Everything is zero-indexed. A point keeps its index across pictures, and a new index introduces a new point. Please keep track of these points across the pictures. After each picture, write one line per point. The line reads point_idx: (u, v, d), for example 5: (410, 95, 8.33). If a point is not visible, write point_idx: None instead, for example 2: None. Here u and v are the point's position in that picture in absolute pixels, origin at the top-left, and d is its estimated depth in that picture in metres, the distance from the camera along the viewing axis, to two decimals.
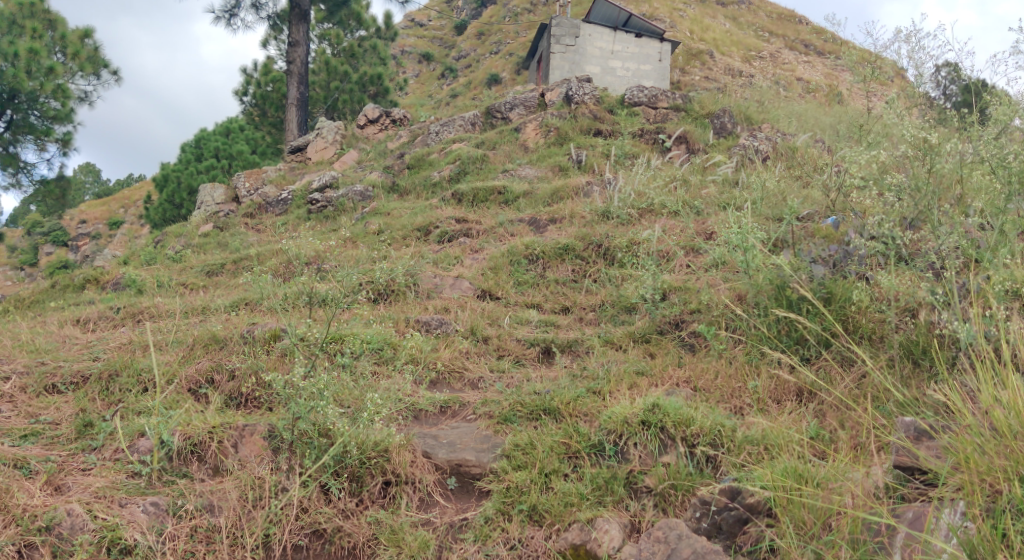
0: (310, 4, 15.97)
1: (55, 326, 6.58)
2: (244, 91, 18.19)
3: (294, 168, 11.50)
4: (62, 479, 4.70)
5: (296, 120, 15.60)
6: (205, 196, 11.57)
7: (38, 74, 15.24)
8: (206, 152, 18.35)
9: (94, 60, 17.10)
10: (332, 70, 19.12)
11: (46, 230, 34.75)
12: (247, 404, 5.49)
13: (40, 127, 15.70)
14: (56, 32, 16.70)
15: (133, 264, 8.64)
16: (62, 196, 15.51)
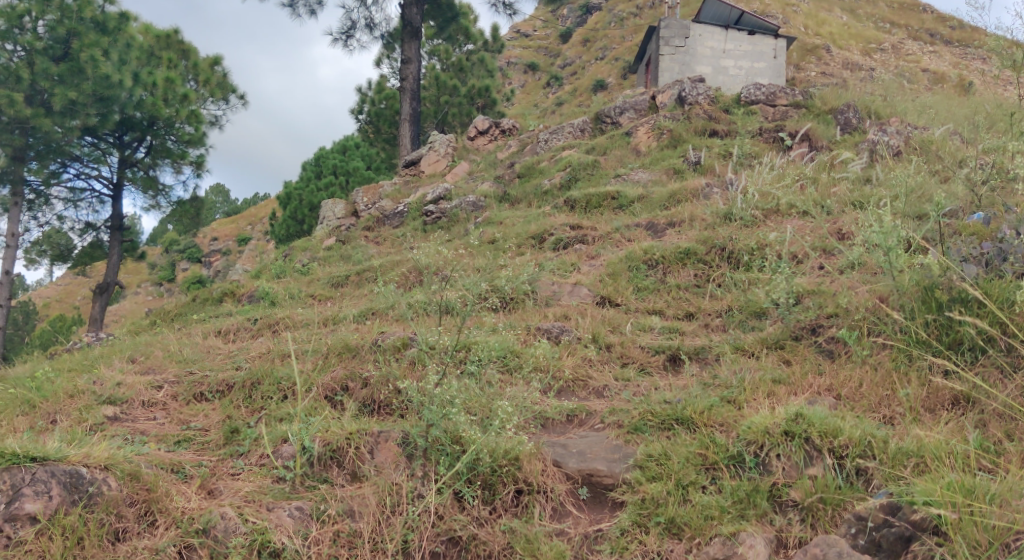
0: (420, 22, 16.34)
1: (199, 336, 6.92)
2: (360, 109, 18.78)
3: (409, 182, 11.75)
4: (214, 484, 4.92)
5: (409, 135, 15.96)
6: (324, 210, 11.77)
7: (174, 101, 16.21)
8: (324, 170, 18.69)
9: (224, 85, 18.16)
10: (442, 84, 19.44)
11: (183, 247, 37.35)
12: (380, 411, 5.60)
13: (176, 150, 16.61)
14: (189, 61, 17.86)
15: (265, 277, 9.00)
16: (196, 215, 16.44)
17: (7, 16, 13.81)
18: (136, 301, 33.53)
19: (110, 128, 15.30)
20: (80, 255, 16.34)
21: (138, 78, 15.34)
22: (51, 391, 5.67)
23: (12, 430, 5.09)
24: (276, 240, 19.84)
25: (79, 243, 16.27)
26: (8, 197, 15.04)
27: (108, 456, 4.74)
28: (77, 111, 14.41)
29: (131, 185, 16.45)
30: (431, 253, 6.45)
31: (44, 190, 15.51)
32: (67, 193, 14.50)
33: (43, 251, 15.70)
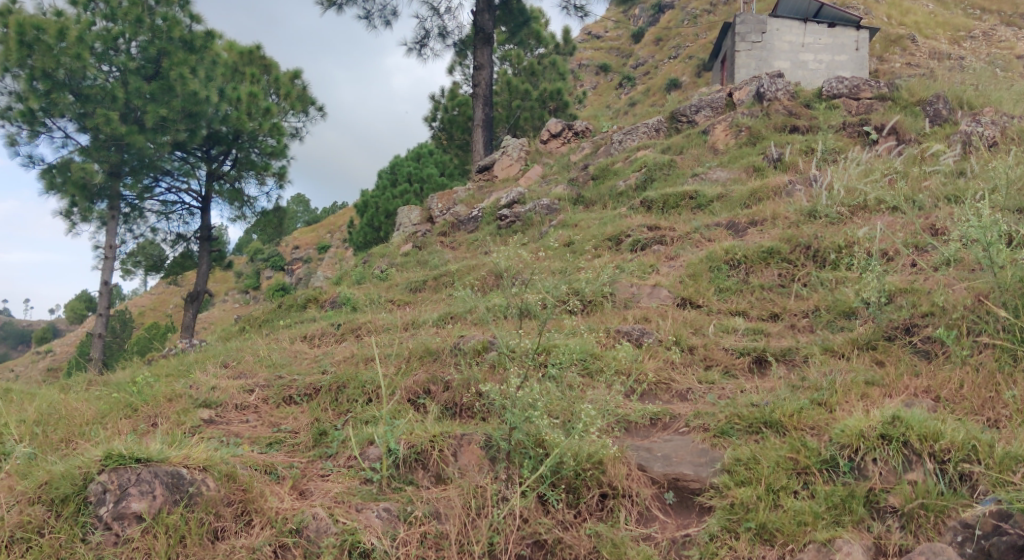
0: (492, 27, 16.35)
1: (286, 341, 7.12)
2: (433, 117, 19.05)
3: (483, 187, 11.84)
4: (305, 485, 5.06)
5: (482, 141, 16.08)
6: (400, 217, 11.90)
7: (257, 114, 16.64)
8: (398, 177, 19.16)
9: (303, 98, 18.65)
10: (513, 89, 19.48)
11: (267, 256, 38.59)
12: (462, 414, 5.64)
13: (260, 163, 17.12)
14: (270, 75, 18.44)
15: (346, 284, 9.21)
16: (279, 225, 16.94)
17: (104, 39, 14.32)
18: (224, 309, 34.82)
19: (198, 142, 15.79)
20: (172, 265, 17.04)
21: (223, 93, 15.88)
22: (152, 394, 5.93)
23: (118, 432, 5.35)
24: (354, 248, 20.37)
25: (171, 253, 16.98)
26: (106, 211, 15.53)
27: (206, 457, 4.92)
28: (168, 127, 14.97)
29: (218, 197, 17.08)
30: (510, 256, 6.47)
31: (138, 204, 16.21)
32: (159, 206, 15.18)
33: (138, 262, 16.44)
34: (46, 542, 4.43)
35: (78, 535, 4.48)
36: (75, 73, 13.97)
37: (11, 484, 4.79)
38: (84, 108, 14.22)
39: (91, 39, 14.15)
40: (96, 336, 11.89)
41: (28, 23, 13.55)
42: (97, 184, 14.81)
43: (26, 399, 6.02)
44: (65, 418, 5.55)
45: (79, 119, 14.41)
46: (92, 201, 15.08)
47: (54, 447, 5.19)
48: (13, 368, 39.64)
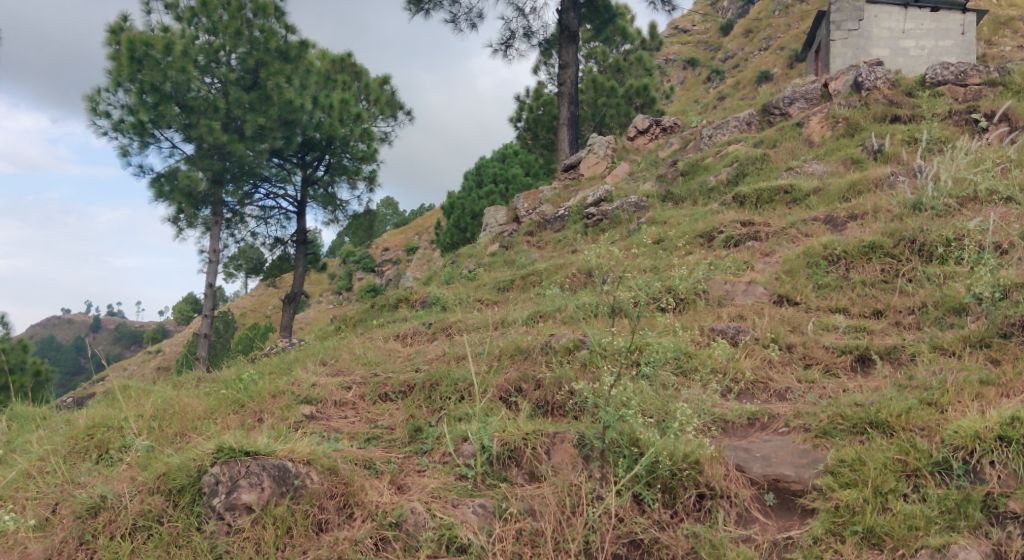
0: (578, 26, 16.21)
1: (380, 340, 7.31)
2: (518, 118, 19.27)
3: (569, 186, 11.84)
4: (402, 480, 5.18)
5: (567, 139, 16.12)
6: (487, 218, 12.04)
7: (349, 121, 16.96)
8: (485, 178, 19.30)
9: (392, 103, 19.12)
10: (599, 87, 19.17)
11: (359, 258, 39.64)
12: (554, 413, 5.64)
13: (351, 167, 17.43)
14: (361, 82, 18.89)
15: (436, 284, 9.37)
16: (370, 228, 17.27)
17: (205, 52, 14.83)
18: (319, 310, 35.96)
19: (294, 150, 16.36)
20: (270, 268, 17.66)
21: (317, 101, 16.28)
22: (257, 391, 6.20)
23: (226, 427, 5.61)
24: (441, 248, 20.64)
25: (269, 256, 17.63)
26: (210, 217, 16.22)
27: (310, 451, 5.12)
28: (265, 136, 15.54)
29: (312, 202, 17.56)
30: (603, 254, 6.42)
31: (239, 210, 16.88)
32: (258, 211, 15.80)
33: (239, 265, 17.15)
34: (165, 530, 4.69)
35: (194, 524, 4.71)
36: (181, 86, 14.51)
37: (133, 474, 5.07)
38: (189, 118, 14.85)
39: (194, 53, 14.68)
40: (202, 336, 12.37)
41: (138, 40, 14.13)
42: (201, 192, 15.40)
43: (141, 395, 6.37)
44: (179, 413, 5.85)
45: (184, 129, 15.05)
46: (197, 207, 15.78)
47: (169, 440, 5.50)
48: (129, 365, 42.10)
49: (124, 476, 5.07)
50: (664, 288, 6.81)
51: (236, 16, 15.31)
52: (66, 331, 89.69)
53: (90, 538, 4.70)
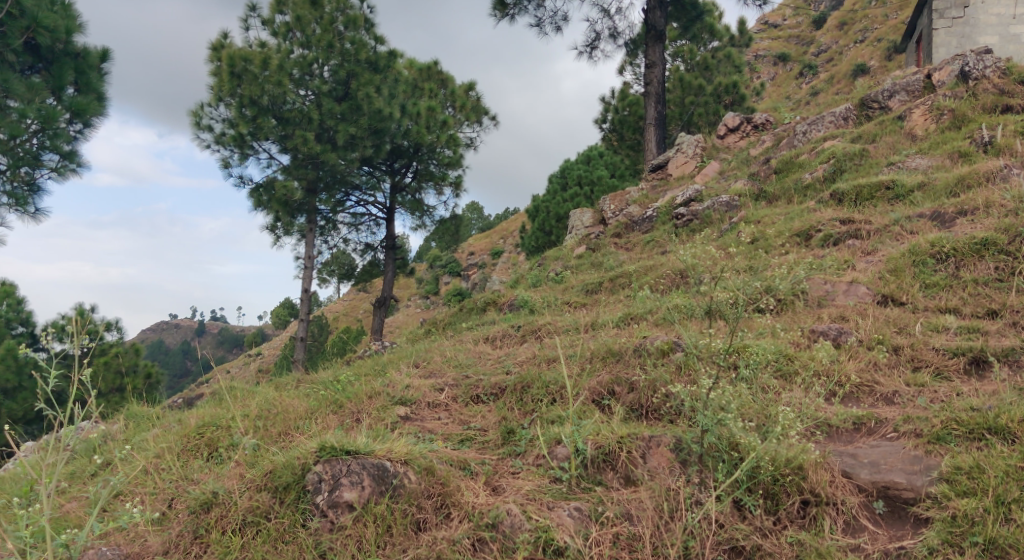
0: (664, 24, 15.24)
1: (470, 343, 7.37)
2: (603, 118, 19.03)
3: (656, 187, 11.70)
4: (497, 481, 5.21)
5: (654, 140, 14.97)
6: (573, 220, 12.03)
7: (436, 128, 16.23)
8: (569, 181, 19.21)
9: (477, 108, 18.49)
10: (686, 85, 18.21)
11: (446, 263, 40.11)
12: (649, 416, 5.58)
13: (438, 174, 16.79)
14: (447, 89, 18.24)
15: (523, 287, 9.42)
16: (456, 232, 17.40)
17: (300, 64, 14.28)
18: (407, 313, 36.56)
19: (383, 158, 15.82)
20: (361, 273, 17.60)
21: (404, 109, 15.64)
22: (354, 392, 6.36)
23: (327, 427, 5.79)
24: (527, 251, 20.89)
25: (360, 262, 17.55)
26: (306, 224, 15.81)
27: (407, 451, 5.20)
28: (356, 145, 14.96)
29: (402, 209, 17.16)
30: (699, 254, 6.31)
31: (331, 217, 16.60)
32: (350, 218, 16.24)
33: (332, 271, 17.21)
34: (273, 526, 4.85)
35: (299, 521, 4.86)
36: (277, 99, 14.09)
37: (241, 472, 5.28)
38: (285, 130, 14.32)
39: (289, 66, 14.18)
40: (298, 339, 12.75)
41: (237, 55, 13.78)
42: (297, 200, 14.98)
43: (244, 397, 6.62)
44: (282, 412, 6.07)
45: (281, 141, 14.53)
46: (293, 215, 15.36)
47: (273, 439, 5.70)
48: (231, 367, 43.91)
49: (233, 473, 5.29)
50: (762, 288, 6.64)
51: (329, 28, 14.58)
52: (169, 337, 94.38)
53: (203, 533, 4.92)
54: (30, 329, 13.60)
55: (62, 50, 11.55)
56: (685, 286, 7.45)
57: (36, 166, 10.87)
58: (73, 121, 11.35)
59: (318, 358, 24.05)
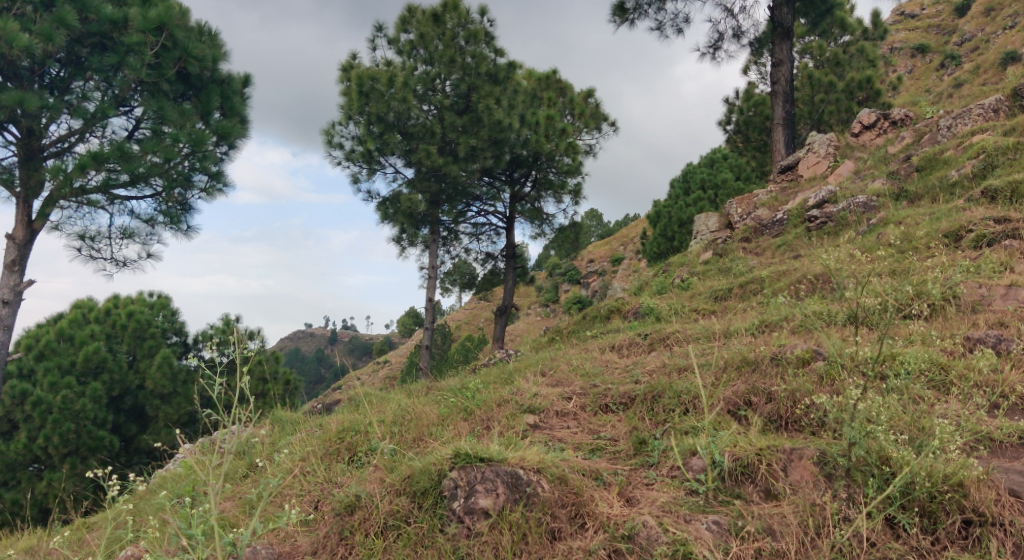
0: (791, 21, 14.55)
1: (596, 351, 7.34)
2: (728, 121, 18.69)
3: (786, 189, 11.30)
4: (631, 492, 5.15)
5: (783, 140, 14.21)
6: (697, 225, 11.85)
7: (555, 136, 15.76)
8: (692, 185, 18.91)
9: (596, 114, 17.96)
10: (816, 82, 17.54)
11: (565, 270, 40.06)
12: (789, 428, 5.39)
13: (557, 182, 16.22)
14: (566, 97, 18.02)
15: (647, 294, 9.31)
16: (575, 240, 17.14)
17: (423, 81, 14.67)
18: (528, 322, 36.78)
19: (503, 168, 15.58)
20: (482, 282, 17.58)
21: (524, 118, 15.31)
22: (483, 400, 6.45)
23: (459, 434, 5.91)
24: (648, 258, 20.44)
25: (482, 270, 17.61)
26: (429, 235, 16.05)
27: (539, 459, 5.22)
28: (477, 156, 14.89)
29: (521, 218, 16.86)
30: (839, 258, 6.06)
31: (454, 227, 16.82)
32: (471, 228, 16.52)
33: (454, 280, 17.42)
34: (413, 529, 4.98)
35: (438, 525, 4.97)
36: (402, 115, 14.49)
37: (381, 476, 5.46)
38: (409, 145, 14.74)
39: (414, 82, 14.62)
40: (423, 346, 13.08)
41: (365, 74, 14.41)
42: (421, 212, 15.34)
43: (378, 403, 6.85)
44: (416, 419, 6.24)
45: (406, 155, 14.99)
46: (417, 227, 15.75)
47: (409, 445, 5.87)
48: (362, 373, 45.74)
49: (373, 476, 5.47)
50: (912, 293, 6.31)
51: (450, 44, 14.88)
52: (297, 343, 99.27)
53: (348, 535, 5.10)
54: (183, 338, 14.51)
55: (210, 78, 12.25)
56: (825, 291, 7.15)
57: (188, 187, 11.68)
58: (219, 143, 12.06)
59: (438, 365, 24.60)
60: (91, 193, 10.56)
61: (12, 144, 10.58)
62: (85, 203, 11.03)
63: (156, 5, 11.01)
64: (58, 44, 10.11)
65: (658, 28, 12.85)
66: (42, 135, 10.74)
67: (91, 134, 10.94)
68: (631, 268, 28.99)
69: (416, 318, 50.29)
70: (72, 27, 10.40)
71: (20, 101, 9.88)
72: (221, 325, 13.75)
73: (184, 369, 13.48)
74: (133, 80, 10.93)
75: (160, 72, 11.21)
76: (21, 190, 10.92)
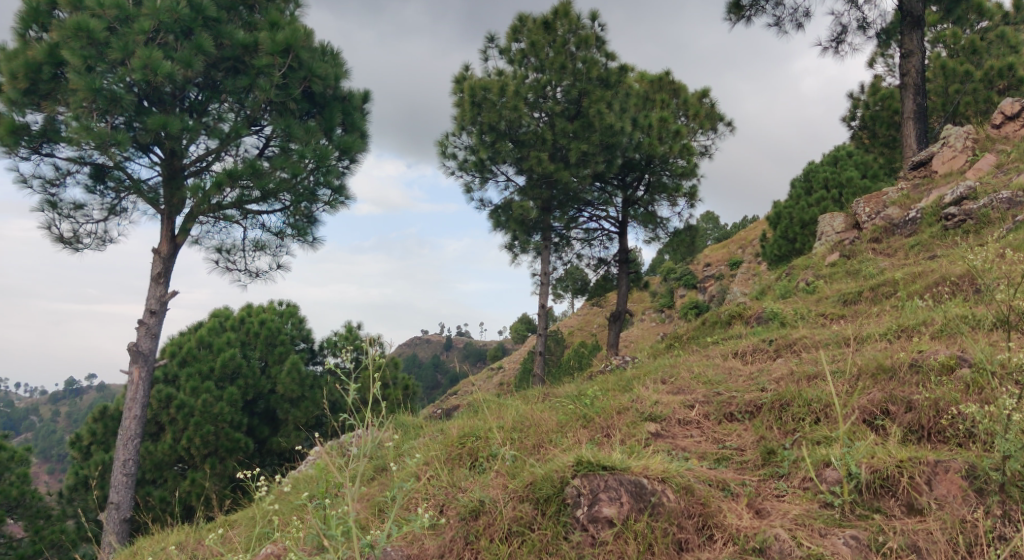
0: (922, 8, 13.74)
1: (718, 358, 7.16)
2: (852, 116, 17.87)
3: (918, 185, 10.71)
4: (761, 504, 4.98)
5: (915, 133, 13.49)
6: (821, 225, 11.39)
7: (669, 138, 15.30)
8: (814, 184, 18.46)
9: (712, 114, 17.56)
10: (950, 73, 16.56)
11: (678, 274, 39.26)
12: (932, 439, 5.12)
13: (671, 184, 15.71)
14: (680, 98, 17.74)
15: (771, 299, 9.07)
16: (692, 243, 16.73)
17: (534, 89, 14.80)
18: (642, 328, 36.25)
19: (615, 172, 15.22)
20: (595, 287, 17.46)
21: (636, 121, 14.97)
22: (602, 407, 6.41)
23: (579, 441, 5.89)
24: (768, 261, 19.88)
25: (594, 276, 17.51)
26: (541, 242, 16.05)
27: (664, 469, 5.12)
28: (589, 161, 14.79)
29: (634, 222, 16.45)
30: (991, 259, 5.71)
31: (566, 234, 16.70)
32: (583, 234, 16.49)
33: (566, 286, 17.38)
34: (537, 537, 4.98)
35: (562, 533, 4.95)
36: (514, 123, 14.69)
37: (504, 482, 5.51)
38: (520, 153, 14.91)
39: (525, 91, 14.79)
40: (538, 353, 13.07)
41: (478, 85, 14.70)
42: (532, 219, 15.48)
43: (497, 409, 6.96)
44: (535, 425, 6.27)
45: (517, 162, 15.15)
46: (528, 234, 15.86)
47: (529, 451, 5.91)
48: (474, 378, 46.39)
49: (496, 482, 5.52)
50: None
51: (561, 50, 14.94)
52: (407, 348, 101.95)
53: (474, 539, 5.14)
54: (309, 344, 15.15)
55: (333, 95, 12.73)
56: (969, 294, 6.74)
57: (314, 201, 12.22)
58: (342, 158, 12.55)
59: (550, 372, 24.64)
60: (227, 208, 11.21)
61: (157, 165, 11.37)
62: (220, 217, 11.73)
63: (283, 28, 11.59)
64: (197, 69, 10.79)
65: (776, 24, 12.42)
66: (182, 156, 11.50)
67: (226, 153, 11.63)
68: (749, 273, 28.06)
69: (527, 325, 50.69)
70: (209, 53, 11.09)
71: (164, 125, 10.60)
72: (344, 333, 14.29)
73: (311, 375, 14.06)
74: (263, 100, 11.57)
75: (287, 92, 11.80)
76: (166, 208, 11.76)
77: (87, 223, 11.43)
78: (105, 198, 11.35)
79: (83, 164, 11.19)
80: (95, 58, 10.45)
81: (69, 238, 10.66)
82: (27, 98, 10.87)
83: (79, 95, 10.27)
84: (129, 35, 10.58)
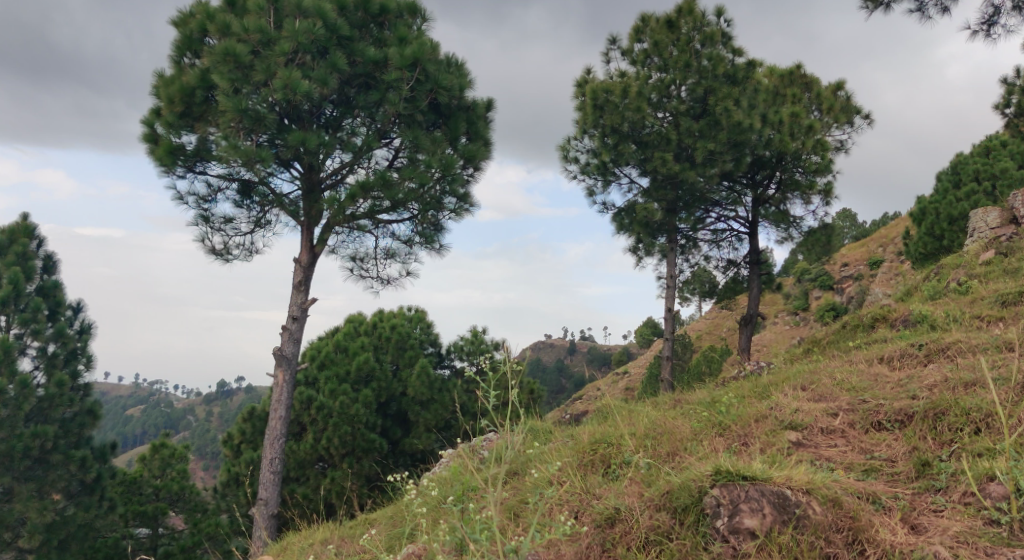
0: None
1: (863, 364, 6.81)
2: (1004, 101, 16.60)
3: None
4: (917, 519, 4.73)
5: None
6: (973, 221, 10.64)
7: (800, 134, 14.68)
8: (962, 177, 17.63)
9: (847, 108, 16.77)
10: None
11: (808, 274, 37.49)
12: None
13: (804, 182, 14.99)
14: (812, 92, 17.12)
15: (920, 301, 8.58)
16: (827, 242, 15.98)
17: (659, 89, 14.63)
18: (774, 332, 34.81)
19: (743, 171, 14.78)
20: (724, 289, 17.01)
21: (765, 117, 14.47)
22: (739, 414, 6.24)
23: (716, 450, 5.75)
24: (912, 260, 18.24)
25: (722, 278, 17.04)
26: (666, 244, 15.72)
27: (808, 479, 4.91)
28: (716, 159, 14.50)
29: (766, 222, 15.89)
30: None
31: (691, 235, 16.34)
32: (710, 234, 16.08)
33: (692, 289, 17.02)
34: (676, 546, 4.86)
35: (701, 544, 4.82)
36: (637, 124, 14.58)
37: (639, 489, 5.44)
38: (644, 154, 14.76)
39: (648, 91, 14.63)
40: (667, 358, 12.85)
41: (599, 88, 14.67)
42: (657, 221, 15.24)
43: (628, 415, 6.90)
44: (669, 433, 6.17)
45: (641, 164, 15.00)
46: (653, 236, 15.58)
47: (664, 459, 5.83)
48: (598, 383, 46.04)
49: (632, 490, 5.44)
50: None
51: (685, 49, 14.69)
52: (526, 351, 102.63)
53: (611, 546, 5.08)
54: (437, 348, 15.53)
55: (458, 105, 13.00)
56: None
57: (440, 209, 12.57)
58: (467, 166, 12.82)
59: (676, 377, 24.15)
60: (360, 218, 11.70)
61: (297, 179, 12.00)
62: (354, 227, 12.24)
63: (411, 43, 11.98)
64: (332, 86, 11.32)
65: (919, 9, 11.71)
66: (320, 169, 12.09)
67: (359, 165, 12.13)
68: (891, 273, 26.40)
69: (650, 329, 49.89)
70: (343, 70, 11.62)
71: (303, 140, 11.18)
72: (471, 338, 14.47)
73: (440, 378, 14.34)
74: (392, 113, 12.00)
75: (414, 104, 12.19)
76: (305, 219, 12.39)
77: (236, 235, 12.18)
78: (251, 211, 12.08)
79: (231, 180, 11.95)
80: (241, 80, 11.14)
81: (220, 250, 11.40)
82: (183, 120, 11.73)
83: (228, 116, 10.98)
84: (271, 57, 11.22)
